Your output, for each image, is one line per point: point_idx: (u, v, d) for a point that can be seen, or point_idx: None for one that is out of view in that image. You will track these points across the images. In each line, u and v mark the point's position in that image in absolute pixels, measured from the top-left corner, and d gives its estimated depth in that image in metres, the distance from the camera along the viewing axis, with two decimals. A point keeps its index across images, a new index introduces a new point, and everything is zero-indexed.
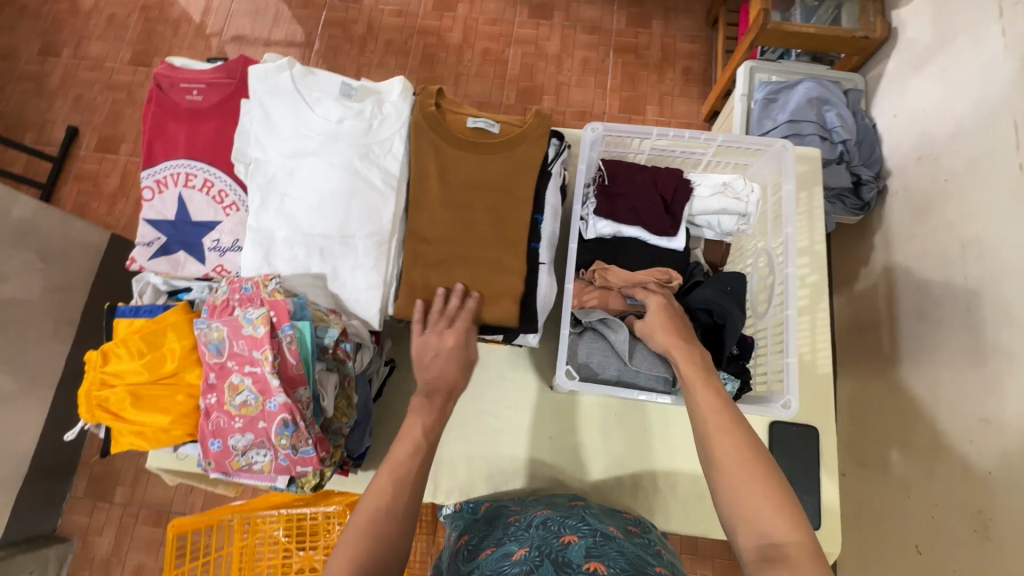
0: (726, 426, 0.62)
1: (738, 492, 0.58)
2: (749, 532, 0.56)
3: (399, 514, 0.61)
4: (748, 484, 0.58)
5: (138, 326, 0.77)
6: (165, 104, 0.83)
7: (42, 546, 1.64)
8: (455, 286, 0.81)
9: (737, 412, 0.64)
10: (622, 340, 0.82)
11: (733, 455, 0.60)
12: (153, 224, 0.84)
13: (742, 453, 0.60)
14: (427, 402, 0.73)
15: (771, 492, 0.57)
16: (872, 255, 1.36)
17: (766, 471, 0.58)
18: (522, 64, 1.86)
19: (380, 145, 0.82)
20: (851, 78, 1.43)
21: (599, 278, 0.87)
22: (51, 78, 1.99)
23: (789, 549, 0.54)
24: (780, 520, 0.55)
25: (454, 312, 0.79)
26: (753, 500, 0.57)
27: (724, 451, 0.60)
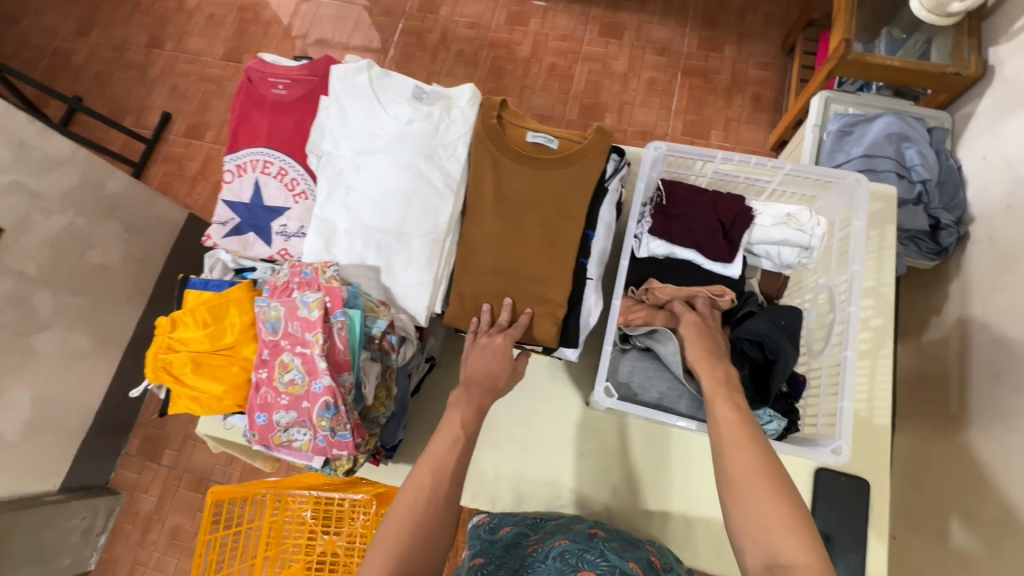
0: (743, 439, 0.61)
1: (752, 508, 0.55)
2: (757, 553, 0.53)
3: (421, 512, 0.60)
4: (760, 498, 0.55)
5: (206, 298, 0.82)
6: (253, 96, 0.90)
7: (94, 496, 1.76)
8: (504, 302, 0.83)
9: (756, 430, 0.63)
10: (671, 354, 0.79)
11: (745, 469, 0.58)
12: (230, 205, 0.90)
13: (755, 460, 0.59)
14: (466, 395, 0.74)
15: (783, 506, 0.54)
16: (947, 306, 1.28)
17: (776, 484, 0.56)
18: (587, 81, 1.88)
19: (444, 148, 0.84)
20: (937, 116, 1.36)
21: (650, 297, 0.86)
22: (154, 68, 2.18)
23: (799, 572, 0.50)
24: (792, 540, 0.52)
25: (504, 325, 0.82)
26: (763, 516, 0.54)
27: (737, 462, 0.59)
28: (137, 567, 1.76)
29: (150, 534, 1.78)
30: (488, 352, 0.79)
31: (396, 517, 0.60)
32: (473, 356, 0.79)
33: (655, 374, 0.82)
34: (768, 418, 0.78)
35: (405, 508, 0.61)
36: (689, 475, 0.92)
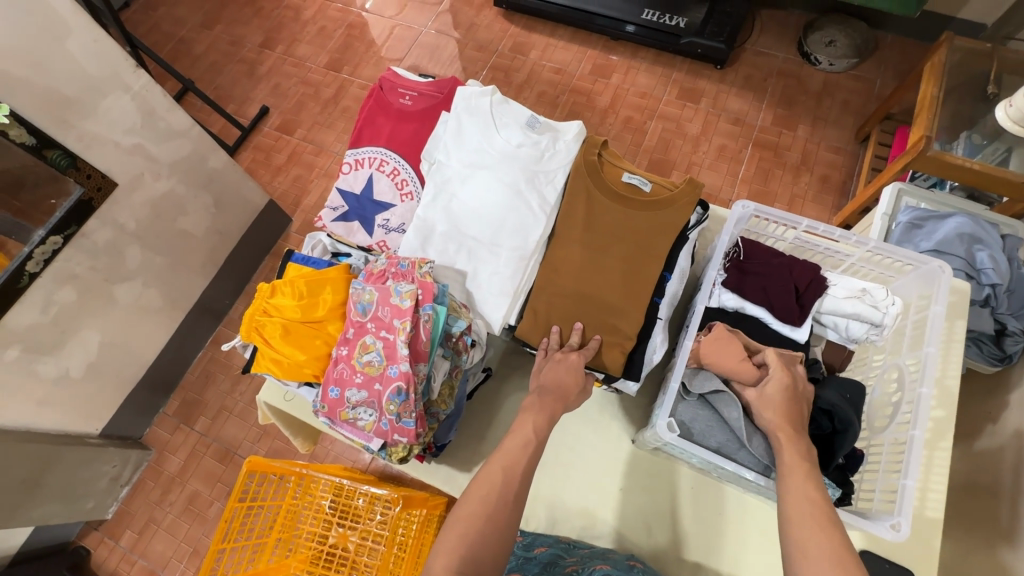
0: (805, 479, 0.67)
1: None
2: None
3: (487, 498, 0.65)
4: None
5: (305, 273, 0.89)
6: (381, 102, 1.00)
7: (128, 447, 1.83)
8: (574, 325, 0.87)
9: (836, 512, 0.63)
10: (736, 419, 0.79)
11: (822, 550, 0.59)
12: (342, 193, 0.99)
13: (811, 496, 0.65)
14: (540, 402, 0.78)
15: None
16: (1005, 415, 1.25)
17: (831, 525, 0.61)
18: (660, 137, 1.95)
19: (545, 174, 0.91)
20: (1012, 224, 1.37)
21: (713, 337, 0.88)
22: (262, 65, 2.38)
23: None
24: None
25: (575, 347, 0.86)
26: None
27: (812, 544, 0.60)
28: (150, 526, 1.80)
29: (168, 496, 1.83)
30: (561, 367, 0.83)
31: (473, 502, 0.65)
32: (547, 369, 0.83)
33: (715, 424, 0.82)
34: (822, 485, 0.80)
35: (481, 496, 0.65)
36: (721, 530, 0.91)
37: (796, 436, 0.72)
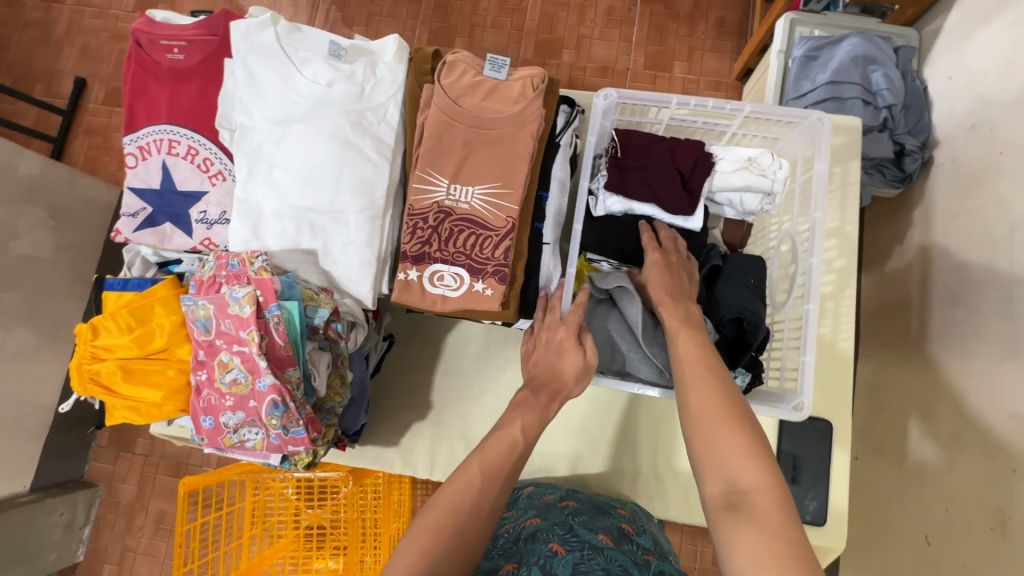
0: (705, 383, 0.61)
1: (707, 440, 0.56)
2: (709, 463, 0.55)
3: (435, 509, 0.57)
4: (718, 428, 0.56)
5: (127, 301, 0.75)
6: (145, 64, 0.78)
7: (71, 491, 1.71)
8: (419, 174, 0.75)
9: (718, 364, 0.63)
10: (637, 317, 0.76)
11: (707, 401, 0.58)
12: (137, 193, 0.79)
13: (693, 356, 0.65)
14: (533, 398, 0.70)
15: (739, 431, 0.55)
16: (909, 234, 1.29)
17: (739, 426, 0.55)
18: (542, 13, 1.72)
19: (373, 112, 0.75)
20: (904, 34, 1.30)
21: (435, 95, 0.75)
22: (57, 26, 1.92)
23: (756, 497, 0.50)
24: (753, 469, 0.52)
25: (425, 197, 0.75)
26: (728, 447, 0.54)
27: (695, 394, 0.60)
28: (128, 554, 1.74)
29: (135, 521, 1.75)
30: (412, 296, 0.75)
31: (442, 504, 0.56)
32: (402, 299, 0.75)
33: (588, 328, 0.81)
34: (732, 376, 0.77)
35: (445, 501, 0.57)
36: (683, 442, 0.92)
37: (678, 306, 0.72)
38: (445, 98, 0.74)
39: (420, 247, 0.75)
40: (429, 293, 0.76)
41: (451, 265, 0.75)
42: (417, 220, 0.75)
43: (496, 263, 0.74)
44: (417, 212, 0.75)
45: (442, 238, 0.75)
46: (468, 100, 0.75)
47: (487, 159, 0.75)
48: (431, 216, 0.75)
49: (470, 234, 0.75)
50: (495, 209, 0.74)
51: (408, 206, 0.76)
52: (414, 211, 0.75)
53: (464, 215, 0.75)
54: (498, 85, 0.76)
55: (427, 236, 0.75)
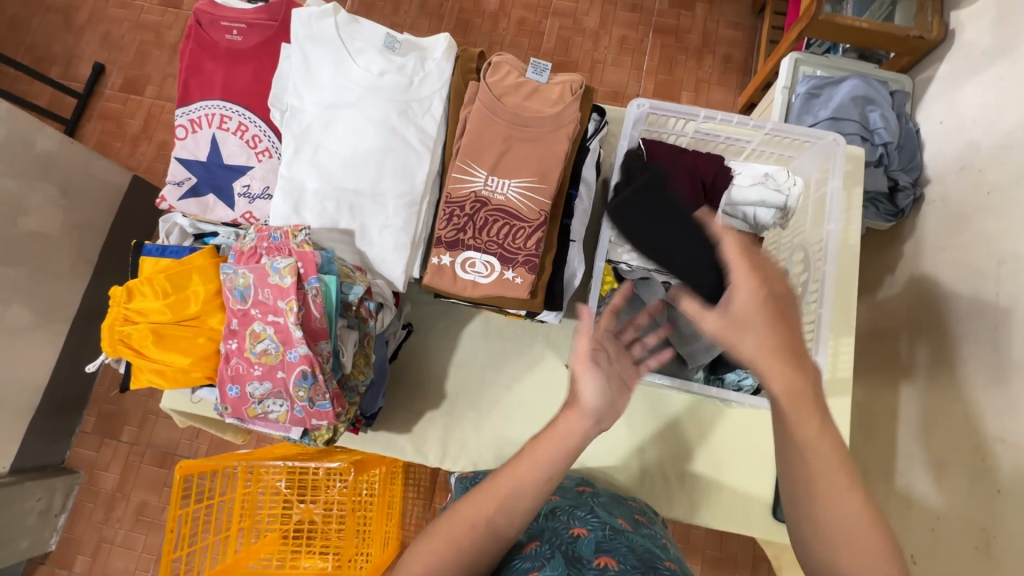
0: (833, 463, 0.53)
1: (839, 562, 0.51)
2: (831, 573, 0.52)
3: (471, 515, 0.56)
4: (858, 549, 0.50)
5: (164, 266, 0.77)
6: (203, 42, 0.82)
7: (50, 476, 1.64)
8: (457, 164, 0.79)
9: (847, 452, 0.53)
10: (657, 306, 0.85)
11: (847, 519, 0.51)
12: (184, 163, 0.82)
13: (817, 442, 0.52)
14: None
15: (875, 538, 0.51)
16: (900, 264, 1.36)
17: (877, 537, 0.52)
18: (558, 37, 1.80)
19: (419, 103, 0.79)
20: (899, 79, 1.39)
21: (478, 93, 0.79)
22: (80, 12, 1.94)
23: None
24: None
25: (461, 187, 0.79)
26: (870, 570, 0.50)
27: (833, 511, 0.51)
28: (102, 546, 1.67)
29: (114, 512, 1.69)
30: (444, 280, 0.78)
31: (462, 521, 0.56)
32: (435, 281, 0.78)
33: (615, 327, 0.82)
34: None
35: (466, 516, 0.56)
36: (687, 436, 0.95)
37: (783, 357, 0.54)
38: (489, 95, 0.79)
39: (455, 234, 0.78)
40: (460, 278, 0.78)
41: (482, 252, 0.78)
42: (454, 208, 0.79)
43: (526, 254, 0.77)
44: (455, 200, 0.79)
45: (476, 226, 0.78)
46: (507, 99, 0.80)
47: (523, 154, 0.79)
48: (467, 206, 0.79)
49: (504, 224, 0.78)
50: (529, 201, 0.78)
51: (445, 194, 0.80)
52: (451, 199, 0.79)
53: (499, 206, 0.78)
54: (539, 88, 0.81)
55: (462, 224, 0.78)
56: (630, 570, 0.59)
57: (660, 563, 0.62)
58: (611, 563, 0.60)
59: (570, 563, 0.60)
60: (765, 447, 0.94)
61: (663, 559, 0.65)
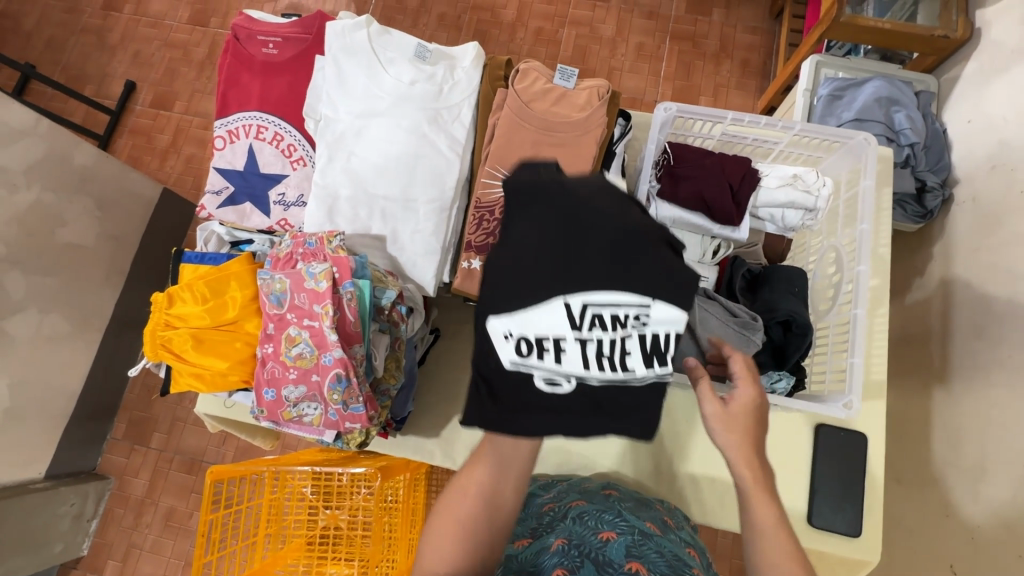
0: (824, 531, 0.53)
1: None
2: None
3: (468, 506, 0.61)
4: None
5: (203, 272, 0.78)
6: (241, 56, 0.84)
7: (83, 481, 1.68)
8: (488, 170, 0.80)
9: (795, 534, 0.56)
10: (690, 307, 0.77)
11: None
12: (222, 172, 0.85)
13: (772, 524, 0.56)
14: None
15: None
16: (930, 266, 1.33)
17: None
18: (576, 45, 1.82)
19: (449, 111, 0.81)
20: (925, 80, 1.38)
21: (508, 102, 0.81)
22: (113, 32, 2.02)
23: None
24: None
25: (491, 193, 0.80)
26: None
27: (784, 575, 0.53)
28: (132, 552, 1.70)
29: (144, 517, 1.71)
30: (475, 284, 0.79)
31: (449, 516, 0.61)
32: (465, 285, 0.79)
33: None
34: (777, 378, 0.79)
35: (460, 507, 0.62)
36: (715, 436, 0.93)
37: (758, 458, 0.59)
38: (517, 102, 0.80)
39: (485, 238, 0.79)
40: None
41: None
42: (484, 212, 0.79)
43: None
44: (485, 205, 0.79)
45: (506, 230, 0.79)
46: (535, 105, 0.80)
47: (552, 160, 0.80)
48: (496, 210, 0.80)
49: None
50: None
51: (474, 200, 0.81)
52: (481, 204, 0.80)
53: None
54: (566, 94, 0.82)
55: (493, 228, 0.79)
56: None
57: (688, 572, 0.63)
58: (643, 570, 0.61)
59: (600, 571, 0.61)
60: (797, 453, 0.93)
61: (690, 568, 0.65)
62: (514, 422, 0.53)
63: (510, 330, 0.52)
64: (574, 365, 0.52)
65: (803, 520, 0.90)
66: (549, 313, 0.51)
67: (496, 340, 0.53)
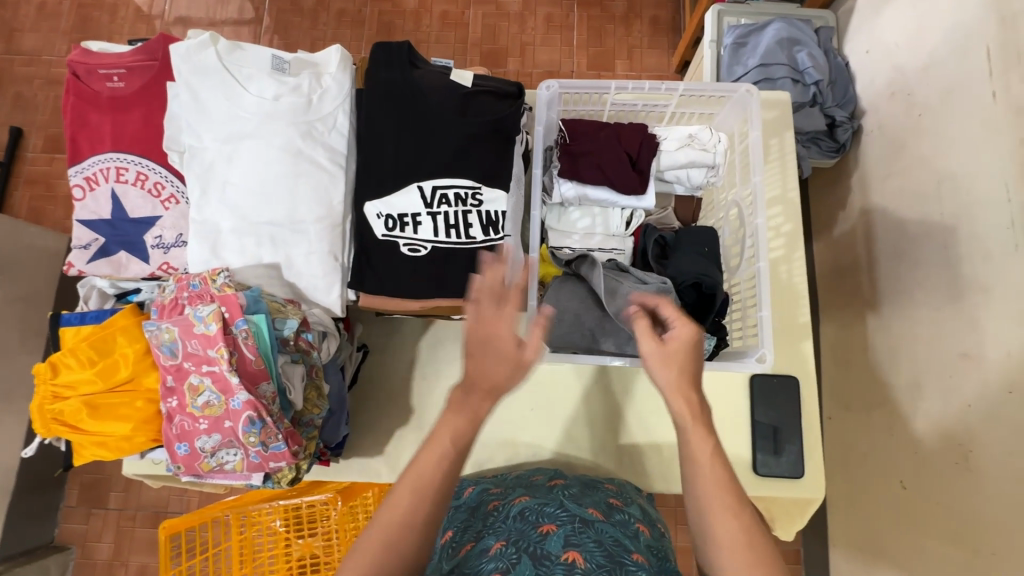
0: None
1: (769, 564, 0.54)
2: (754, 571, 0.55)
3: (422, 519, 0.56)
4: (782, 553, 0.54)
5: (86, 334, 0.73)
6: (85, 94, 0.78)
7: (41, 557, 1.56)
8: None
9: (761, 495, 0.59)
10: (598, 281, 0.78)
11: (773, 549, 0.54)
12: (89, 224, 0.79)
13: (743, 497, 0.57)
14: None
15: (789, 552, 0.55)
16: (850, 199, 1.36)
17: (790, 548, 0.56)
18: (483, 25, 1.76)
19: (322, 122, 0.77)
20: (822, 16, 1.39)
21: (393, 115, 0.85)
22: None
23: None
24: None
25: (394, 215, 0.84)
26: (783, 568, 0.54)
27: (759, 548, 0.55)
28: None
29: None
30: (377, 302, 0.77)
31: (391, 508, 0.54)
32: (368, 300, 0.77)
33: (456, 160, 0.77)
34: None
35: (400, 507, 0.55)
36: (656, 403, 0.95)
37: None
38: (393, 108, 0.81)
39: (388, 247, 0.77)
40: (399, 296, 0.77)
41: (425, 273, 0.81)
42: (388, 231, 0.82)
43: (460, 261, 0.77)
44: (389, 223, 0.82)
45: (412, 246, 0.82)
46: None
47: None
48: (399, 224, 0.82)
49: None
50: None
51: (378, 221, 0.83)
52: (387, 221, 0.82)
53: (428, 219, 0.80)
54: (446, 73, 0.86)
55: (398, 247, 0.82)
56: (596, 569, 0.58)
57: (626, 557, 0.61)
58: (579, 560, 0.59)
59: (536, 566, 0.60)
60: (736, 407, 0.95)
61: (632, 551, 0.63)
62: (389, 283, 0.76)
63: (381, 211, 0.77)
64: (427, 233, 0.76)
65: (750, 470, 0.93)
66: (407, 196, 0.77)
67: (371, 220, 0.77)
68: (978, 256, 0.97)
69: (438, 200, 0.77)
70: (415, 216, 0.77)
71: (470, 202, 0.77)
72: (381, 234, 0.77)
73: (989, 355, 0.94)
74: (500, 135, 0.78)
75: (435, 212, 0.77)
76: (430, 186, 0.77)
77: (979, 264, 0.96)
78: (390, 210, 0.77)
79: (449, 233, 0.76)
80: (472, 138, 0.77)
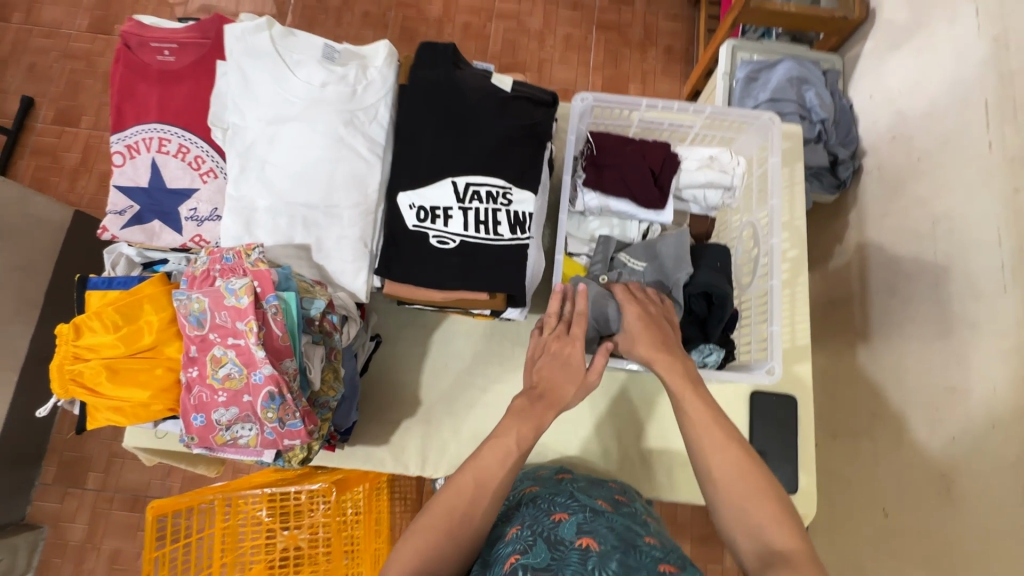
0: (723, 442, 0.66)
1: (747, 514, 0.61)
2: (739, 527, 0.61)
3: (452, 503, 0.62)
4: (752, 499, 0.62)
5: (113, 298, 0.74)
6: (134, 65, 0.80)
7: (10, 534, 1.51)
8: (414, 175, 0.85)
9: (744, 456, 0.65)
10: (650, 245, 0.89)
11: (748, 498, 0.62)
12: (124, 191, 0.80)
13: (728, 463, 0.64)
14: (529, 407, 0.72)
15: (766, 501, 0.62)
16: (847, 233, 1.41)
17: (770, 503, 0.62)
18: (504, 39, 1.81)
19: (364, 112, 0.79)
20: (829, 59, 1.45)
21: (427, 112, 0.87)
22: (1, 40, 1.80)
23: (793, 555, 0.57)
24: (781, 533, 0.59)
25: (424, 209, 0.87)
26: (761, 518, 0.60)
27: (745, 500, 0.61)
28: None
29: (85, 565, 1.57)
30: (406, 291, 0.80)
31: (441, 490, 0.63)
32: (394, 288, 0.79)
33: (491, 159, 0.80)
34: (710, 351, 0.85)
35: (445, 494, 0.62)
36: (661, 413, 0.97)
37: None
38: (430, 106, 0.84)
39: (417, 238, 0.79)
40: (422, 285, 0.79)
41: None
42: None
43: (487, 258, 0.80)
44: None
45: None
46: None
47: None
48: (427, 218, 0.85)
49: None
50: None
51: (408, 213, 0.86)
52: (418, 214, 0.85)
53: None
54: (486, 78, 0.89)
55: None
56: (610, 549, 0.59)
57: (639, 541, 0.63)
58: (593, 544, 0.60)
59: (552, 549, 0.61)
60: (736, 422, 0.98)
61: (643, 535, 0.65)
62: (417, 272, 0.78)
63: (414, 202, 0.79)
64: (458, 228, 0.78)
65: None
66: (440, 190, 0.79)
67: (404, 211, 0.79)
68: (968, 295, 1.02)
69: (470, 196, 0.79)
70: (446, 209, 0.79)
71: (500, 201, 0.79)
72: (412, 225, 0.79)
73: (973, 389, 0.99)
74: (534, 141, 0.82)
75: (466, 208, 0.79)
76: (463, 182, 0.79)
77: (969, 302, 1.01)
78: (422, 201, 0.79)
79: (479, 228, 0.79)
80: (506, 140, 0.80)
